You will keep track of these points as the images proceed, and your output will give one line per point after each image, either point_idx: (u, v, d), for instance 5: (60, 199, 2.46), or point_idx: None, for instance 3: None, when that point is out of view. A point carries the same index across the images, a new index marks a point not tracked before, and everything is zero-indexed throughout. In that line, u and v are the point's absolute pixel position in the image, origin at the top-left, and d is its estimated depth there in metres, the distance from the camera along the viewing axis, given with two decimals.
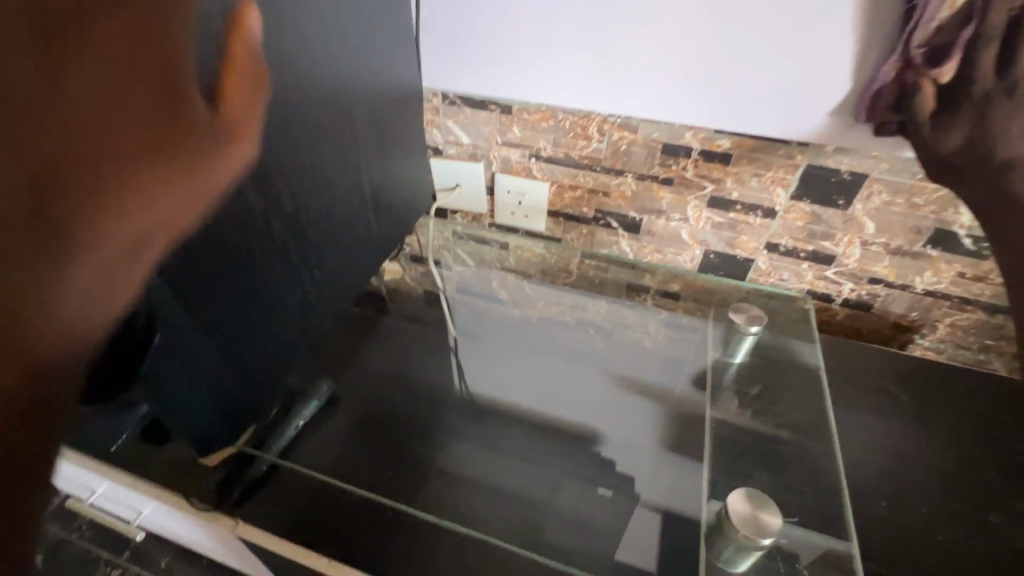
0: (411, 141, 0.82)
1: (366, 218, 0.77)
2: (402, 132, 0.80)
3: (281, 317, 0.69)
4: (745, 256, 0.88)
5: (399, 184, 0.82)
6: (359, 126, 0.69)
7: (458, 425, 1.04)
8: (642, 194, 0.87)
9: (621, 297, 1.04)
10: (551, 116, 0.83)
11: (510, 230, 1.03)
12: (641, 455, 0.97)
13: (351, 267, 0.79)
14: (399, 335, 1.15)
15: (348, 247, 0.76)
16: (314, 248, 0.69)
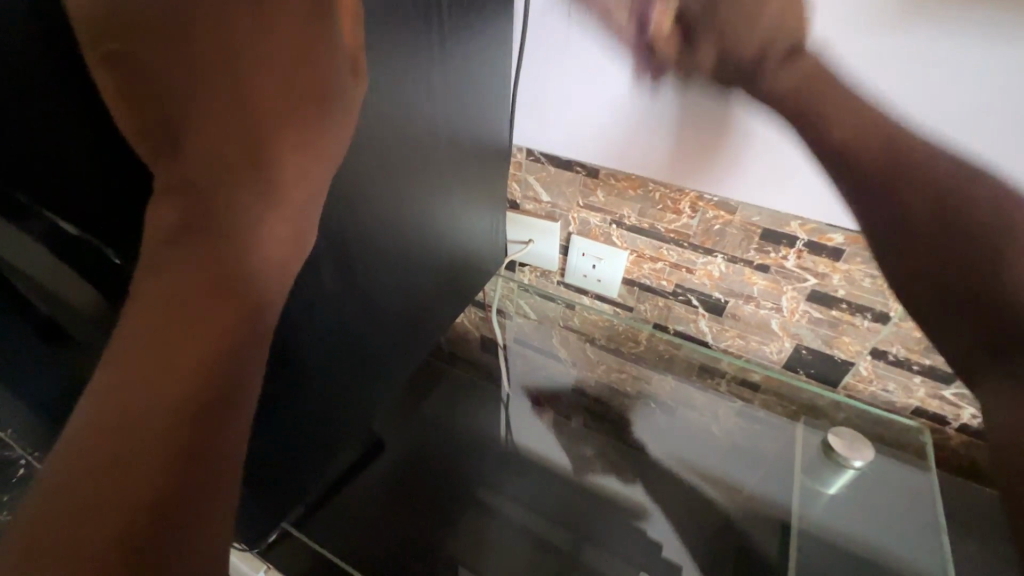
0: (491, 202, 0.75)
1: (445, 287, 0.72)
2: (489, 187, 0.73)
3: (347, 390, 0.63)
4: (843, 357, 0.78)
5: (474, 249, 0.75)
6: (452, 187, 0.65)
7: (503, 480, 0.99)
8: (731, 276, 0.79)
9: (691, 377, 0.96)
10: (641, 185, 0.78)
11: (580, 291, 0.98)
12: (705, 557, 0.88)
13: (427, 336, 0.76)
14: (449, 380, 1.11)
15: (424, 310, 0.70)
16: (396, 320, 0.65)
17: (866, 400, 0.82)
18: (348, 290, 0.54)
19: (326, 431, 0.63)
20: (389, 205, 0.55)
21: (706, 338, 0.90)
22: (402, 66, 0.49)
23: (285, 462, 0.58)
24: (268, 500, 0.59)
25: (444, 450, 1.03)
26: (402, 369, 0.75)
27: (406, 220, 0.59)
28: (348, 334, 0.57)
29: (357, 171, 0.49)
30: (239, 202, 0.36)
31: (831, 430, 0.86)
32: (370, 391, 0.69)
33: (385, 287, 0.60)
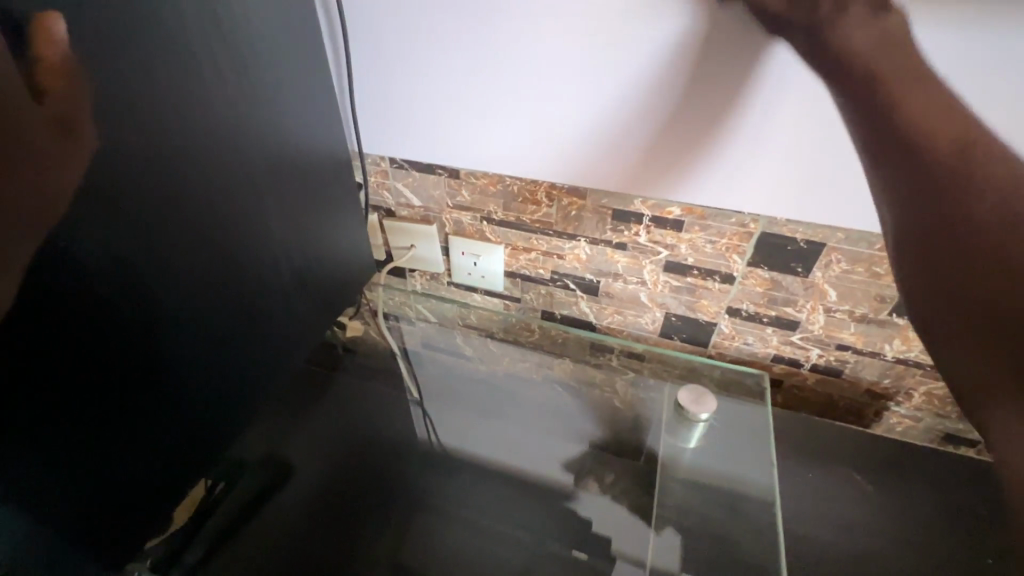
0: (343, 214, 0.75)
1: (307, 301, 0.73)
2: (337, 198, 0.73)
3: (206, 418, 0.63)
4: (707, 319, 0.84)
5: (331, 261, 0.76)
6: (289, 203, 0.65)
7: (419, 481, 1.02)
8: (597, 257, 0.83)
9: (585, 356, 1.00)
10: (499, 181, 0.81)
11: (470, 289, 1.00)
12: (619, 518, 0.95)
13: (295, 353, 0.75)
14: (360, 394, 1.10)
15: (285, 328, 0.71)
16: (248, 342, 0.65)
17: (734, 355, 0.88)
18: (169, 316, 0.54)
19: (185, 461, 0.63)
20: (205, 230, 0.55)
21: (590, 319, 0.94)
22: (190, 92, 0.49)
23: (136, 500, 0.58)
24: (122, 545, 0.59)
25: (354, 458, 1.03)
26: (274, 387, 0.75)
27: (231, 241, 0.58)
28: (180, 363, 0.57)
29: (150, 203, 0.48)
30: None
31: (682, 386, 0.93)
32: (236, 414, 0.69)
33: (219, 311, 0.60)
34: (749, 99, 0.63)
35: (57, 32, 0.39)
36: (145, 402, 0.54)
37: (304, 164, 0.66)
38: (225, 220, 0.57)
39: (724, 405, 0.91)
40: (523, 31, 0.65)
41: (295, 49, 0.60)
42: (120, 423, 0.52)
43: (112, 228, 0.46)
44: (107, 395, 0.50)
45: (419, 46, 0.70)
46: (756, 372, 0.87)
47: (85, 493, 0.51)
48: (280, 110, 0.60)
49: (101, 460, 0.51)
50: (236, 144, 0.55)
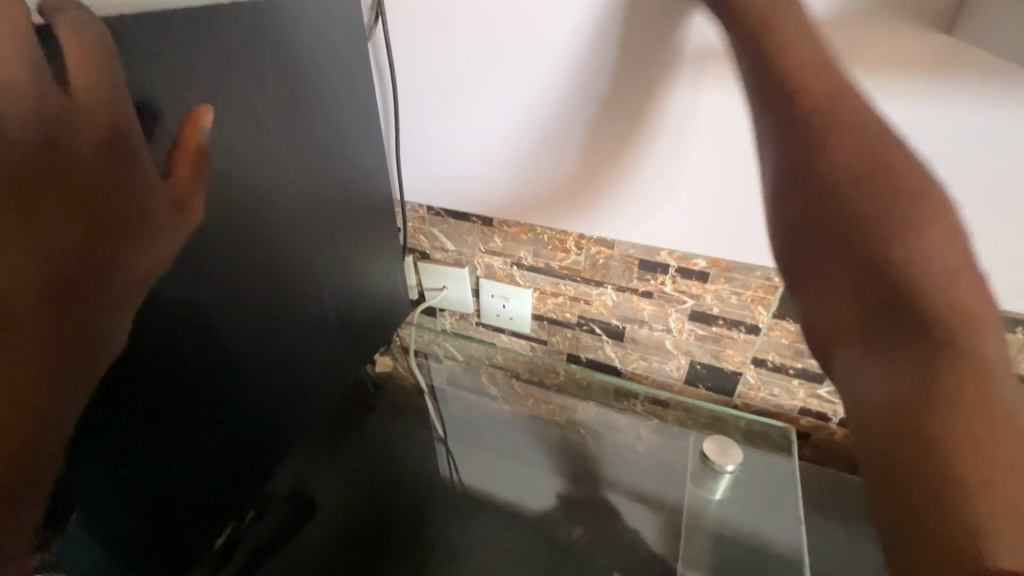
0: (384, 258, 0.80)
1: (346, 340, 0.77)
2: (379, 245, 0.78)
3: (246, 453, 0.66)
4: (732, 368, 0.85)
5: (370, 302, 0.80)
6: (338, 250, 0.70)
7: (440, 519, 1.03)
8: (623, 303, 0.86)
9: (609, 401, 1.01)
10: (530, 230, 0.85)
11: (498, 330, 1.03)
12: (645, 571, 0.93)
13: (330, 389, 0.79)
14: (387, 429, 1.13)
15: (325, 367, 0.75)
16: (291, 378, 0.69)
17: (760, 406, 0.89)
18: (232, 353, 0.58)
19: (226, 492, 0.66)
20: (265, 274, 0.59)
21: (615, 363, 0.96)
22: (262, 151, 0.55)
23: (178, 528, 0.60)
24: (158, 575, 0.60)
25: (380, 494, 1.06)
26: (309, 422, 0.78)
27: (287, 284, 0.63)
28: (234, 397, 0.60)
29: (224, 249, 0.53)
30: (36, 322, 0.38)
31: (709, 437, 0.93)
32: (274, 449, 0.72)
33: (269, 350, 0.63)
34: None
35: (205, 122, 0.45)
36: (203, 434, 0.58)
37: (352, 214, 0.71)
38: (283, 265, 0.61)
39: (754, 457, 0.90)
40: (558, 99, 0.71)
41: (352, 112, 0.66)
42: (178, 451, 0.55)
43: (191, 277, 0.50)
44: (175, 432, 0.54)
45: (461, 107, 0.76)
46: (782, 428, 0.86)
47: (140, 518, 0.54)
48: (332, 166, 0.65)
49: (158, 487, 0.54)
50: (295, 197, 0.60)
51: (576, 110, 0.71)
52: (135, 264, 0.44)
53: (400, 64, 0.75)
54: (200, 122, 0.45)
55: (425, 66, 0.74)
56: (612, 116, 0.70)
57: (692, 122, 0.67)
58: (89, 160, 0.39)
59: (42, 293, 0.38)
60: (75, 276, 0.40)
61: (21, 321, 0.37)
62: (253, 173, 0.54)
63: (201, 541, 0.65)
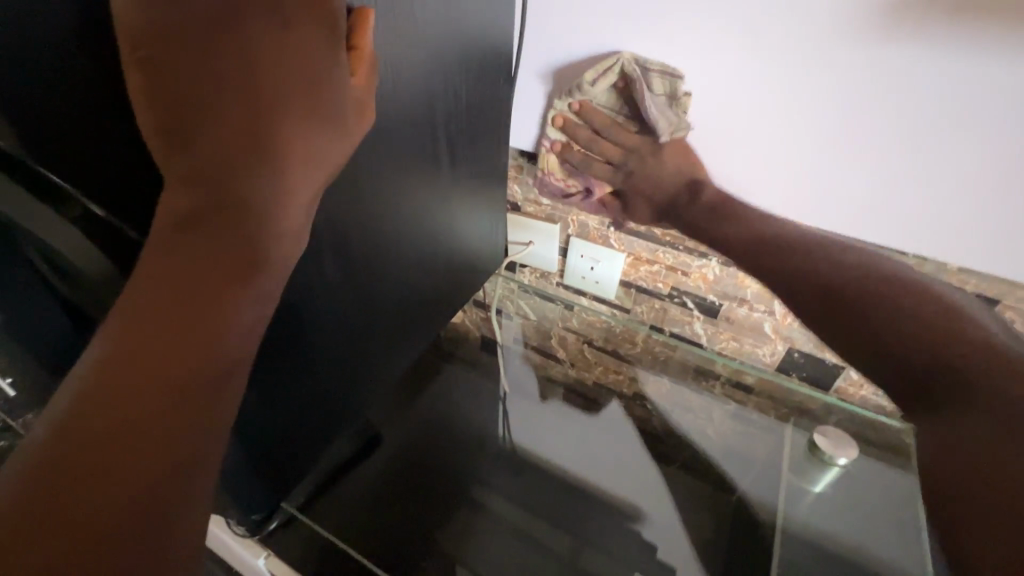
0: (486, 204, 0.78)
1: (442, 282, 0.76)
2: (482, 189, 0.75)
3: (335, 380, 0.66)
4: (835, 361, 0.80)
5: (466, 246, 0.78)
6: (452, 186, 0.68)
7: (499, 476, 1.03)
8: (724, 279, 0.81)
9: (687, 379, 0.97)
10: (637, 189, 0.80)
11: (578, 293, 1.00)
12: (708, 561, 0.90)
13: (417, 330, 0.78)
14: (455, 381, 1.15)
15: (417, 306, 0.74)
16: (388, 311, 0.68)
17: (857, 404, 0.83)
18: (348, 271, 0.57)
19: (315, 415, 0.66)
20: (385, 198, 0.58)
21: (701, 340, 0.92)
22: (404, 70, 0.53)
23: (278, 439, 0.61)
24: (252, 487, 0.61)
25: (443, 441, 1.07)
26: (393, 362, 0.78)
27: (405, 215, 0.62)
28: (340, 318, 0.60)
29: (358, 166, 0.52)
30: (241, 199, 0.38)
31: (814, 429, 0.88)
32: (359, 382, 0.72)
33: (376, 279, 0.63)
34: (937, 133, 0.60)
35: (370, 21, 0.43)
36: (311, 350, 0.58)
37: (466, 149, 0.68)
38: (402, 193, 0.60)
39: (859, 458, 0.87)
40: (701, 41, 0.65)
41: (485, 41, 0.62)
42: (292, 362, 0.56)
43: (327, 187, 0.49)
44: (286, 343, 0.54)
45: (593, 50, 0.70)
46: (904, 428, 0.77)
47: (260, 418, 0.55)
48: (462, 95, 0.63)
49: (271, 394, 0.55)
50: (423, 124, 0.58)
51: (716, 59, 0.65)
52: (307, 198, 0.41)
53: None
54: (366, 20, 0.43)
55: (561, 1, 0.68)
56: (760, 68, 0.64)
57: (860, 81, 0.60)
58: (300, 50, 0.39)
59: (246, 172, 0.38)
60: (275, 161, 0.39)
61: (223, 198, 0.37)
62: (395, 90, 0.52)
63: (290, 461, 0.66)
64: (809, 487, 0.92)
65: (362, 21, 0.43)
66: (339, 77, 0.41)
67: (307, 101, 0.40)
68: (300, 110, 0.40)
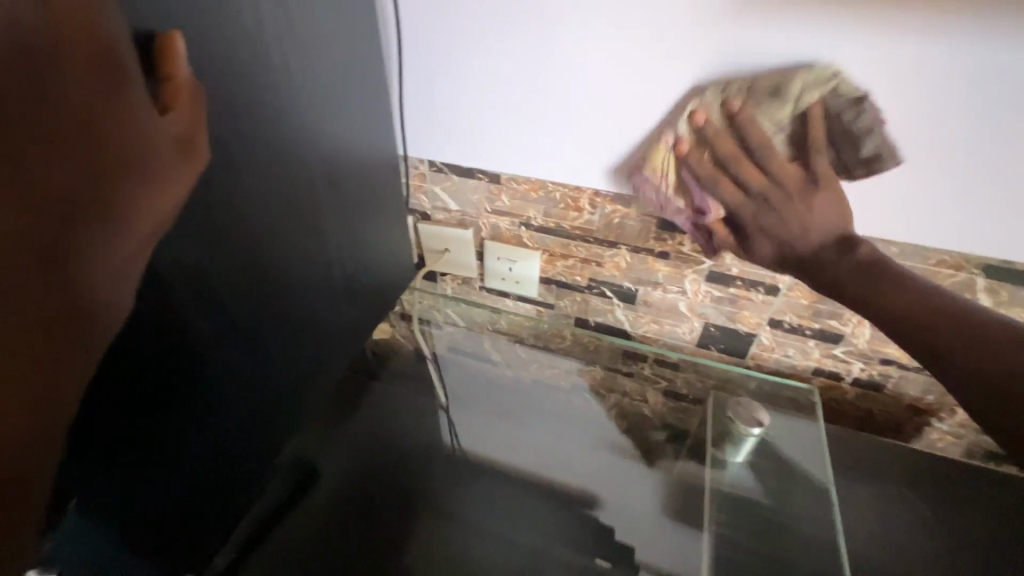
0: (389, 220, 0.76)
1: (353, 306, 0.74)
2: (381, 205, 0.73)
3: (242, 424, 0.62)
4: (747, 330, 0.83)
5: (374, 266, 0.76)
6: (348, 207, 0.66)
7: (449, 485, 1.01)
8: (637, 265, 0.83)
9: (618, 364, 0.99)
10: (541, 187, 0.80)
11: (502, 295, 0.99)
12: (651, 533, 0.94)
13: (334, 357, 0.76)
14: (391, 396, 1.10)
15: (331, 335, 0.72)
16: (292, 342, 0.65)
17: (772, 367, 0.87)
18: (240, 306, 0.55)
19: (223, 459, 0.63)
20: (267, 230, 0.55)
21: (625, 326, 0.93)
22: (270, 97, 0.50)
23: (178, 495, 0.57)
24: (152, 547, 0.57)
25: (384, 458, 1.04)
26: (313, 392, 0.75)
27: (294, 243, 0.60)
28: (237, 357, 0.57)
29: (231, 200, 0.49)
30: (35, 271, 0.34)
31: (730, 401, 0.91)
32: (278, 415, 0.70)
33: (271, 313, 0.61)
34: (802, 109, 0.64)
35: (179, 49, 0.40)
36: (207, 397, 0.55)
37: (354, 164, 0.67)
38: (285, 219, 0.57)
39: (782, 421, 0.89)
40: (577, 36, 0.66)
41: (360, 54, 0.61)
42: (179, 415, 0.53)
43: (185, 227, 0.46)
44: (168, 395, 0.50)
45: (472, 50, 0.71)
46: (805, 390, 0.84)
47: (144, 477, 0.52)
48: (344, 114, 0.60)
49: (160, 449, 0.52)
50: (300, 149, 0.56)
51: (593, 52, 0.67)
52: (122, 251, 0.39)
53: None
54: (175, 50, 0.40)
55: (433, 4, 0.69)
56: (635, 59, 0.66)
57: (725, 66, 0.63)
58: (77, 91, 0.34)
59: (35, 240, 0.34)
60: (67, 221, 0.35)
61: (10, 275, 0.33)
62: (262, 118, 0.50)
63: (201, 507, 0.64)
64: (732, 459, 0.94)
65: (170, 52, 0.39)
66: (136, 116, 0.38)
67: (99, 148, 0.36)
68: (93, 159, 0.36)
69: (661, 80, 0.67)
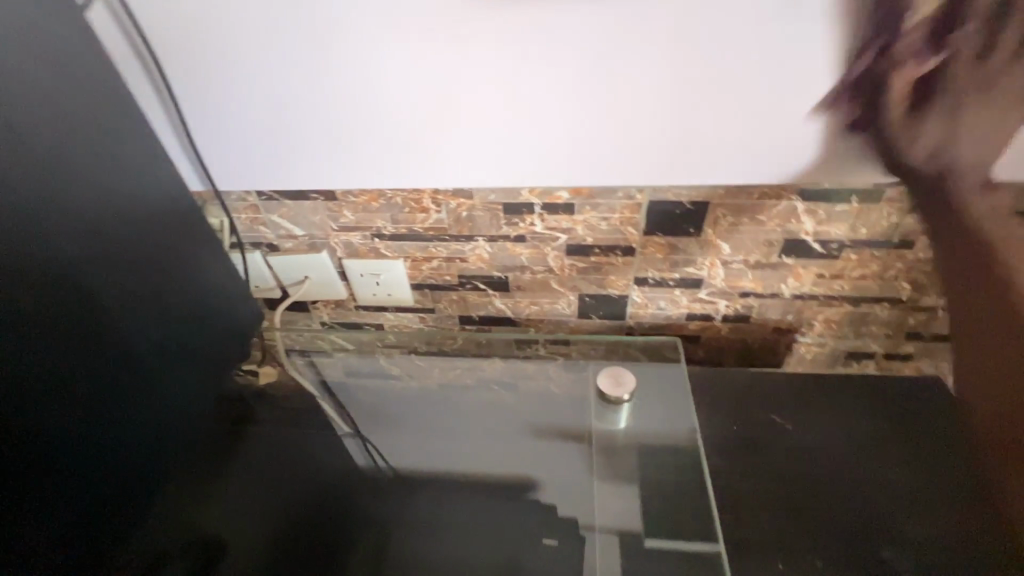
0: (206, 248, 0.78)
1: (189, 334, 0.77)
2: (188, 234, 0.75)
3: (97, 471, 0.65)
4: (618, 294, 0.85)
5: (202, 292, 0.78)
6: (142, 240, 0.68)
7: (383, 507, 0.97)
8: (499, 254, 0.81)
9: (513, 351, 0.97)
10: (380, 195, 0.76)
11: (381, 309, 0.95)
12: (582, 499, 0.95)
13: (184, 393, 0.79)
14: (296, 438, 1.03)
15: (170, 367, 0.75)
16: (125, 393, 0.68)
17: (651, 322, 0.89)
18: (40, 373, 0.57)
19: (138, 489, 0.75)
20: (53, 286, 0.57)
21: (508, 314, 0.92)
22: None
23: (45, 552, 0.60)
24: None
25: (292, 496, 0.98)
26: (171, 434, 0.78)
27: (81, 304, 0.61)
28: (56, 426, 0.59)
29: None
30: None
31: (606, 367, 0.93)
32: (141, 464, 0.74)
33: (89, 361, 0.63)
34: (605, 79, 0.63)
35: None
36: (42, 463, 0.58)
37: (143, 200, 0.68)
38: (64, 283, 0.59)
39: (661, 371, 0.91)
40: (357, 33, 0.62)
41: (110, 98, 0.62)
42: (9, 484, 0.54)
43: None
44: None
45: (242, 73, 0.66)
46: (666, 340, 0.88)
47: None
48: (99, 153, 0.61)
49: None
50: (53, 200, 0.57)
51: (378, 47, 0.63)
52: None
53: (163, 20, 0.62)
54: None
55: (174, 36, 0.64)
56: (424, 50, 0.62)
57: (516, 44, 0.61)
58: None
59: None
60: None
61: None
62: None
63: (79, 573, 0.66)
64: (619, 423, 0.97)
65: None
66: None
67: None
68: None
69: (448, 72, 0.64)
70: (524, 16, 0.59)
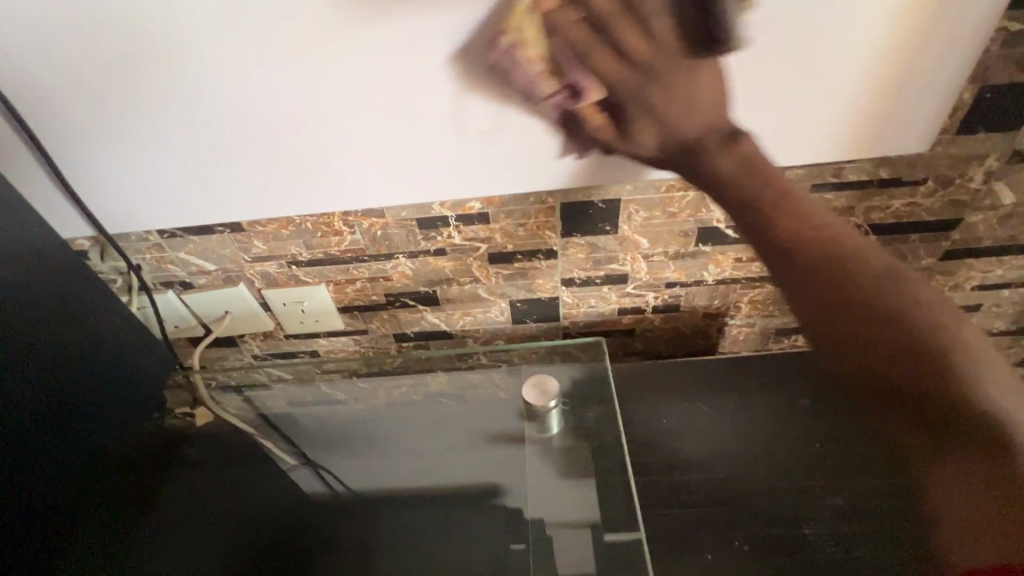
0: (97, 297, 0.74)
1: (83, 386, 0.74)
2: (71, 286, 0.71)
3: None
4: (548, 296, 0.84)
5: (97, 342, 0.75)
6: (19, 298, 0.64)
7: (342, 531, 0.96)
8: (422, 268, 0.80)
9: (453, 363, 0.96)
10: (288, 222, 0.73)
11: (313, 335, 0.92)
12: (543, 497, 0.95)
13: (104, 416, 0.78)
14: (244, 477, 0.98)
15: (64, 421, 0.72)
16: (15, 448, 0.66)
17: (585, 320, 0.89)
18: None
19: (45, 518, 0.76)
20: None
21: (444, 327, 0.91)
22: None
23: None
24: None
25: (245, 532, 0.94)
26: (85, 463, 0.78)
27: None
28: None
29: None
30: None
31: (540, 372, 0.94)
32: (59, 493, 0.75)
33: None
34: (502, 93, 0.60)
35: None
36: None
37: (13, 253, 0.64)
38: None
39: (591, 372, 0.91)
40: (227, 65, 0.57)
41: None
42: None
43: None
44: None
45: (101, 112, 0.60)
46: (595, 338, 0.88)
47: None
48: None
49: None
50: None
51: (252, 79, 0.58)
52: None
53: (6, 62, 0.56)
54: None
55: (21, 77, 0.58)
56: (303, 78, 0.58)
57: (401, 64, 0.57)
58: None
59: None
60: None
61: None
62: None
63: None
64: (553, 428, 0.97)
65: None
66: None
67: None
68: None
69: (331, 98, 0.60)
70: (406, 33, 0.55)
